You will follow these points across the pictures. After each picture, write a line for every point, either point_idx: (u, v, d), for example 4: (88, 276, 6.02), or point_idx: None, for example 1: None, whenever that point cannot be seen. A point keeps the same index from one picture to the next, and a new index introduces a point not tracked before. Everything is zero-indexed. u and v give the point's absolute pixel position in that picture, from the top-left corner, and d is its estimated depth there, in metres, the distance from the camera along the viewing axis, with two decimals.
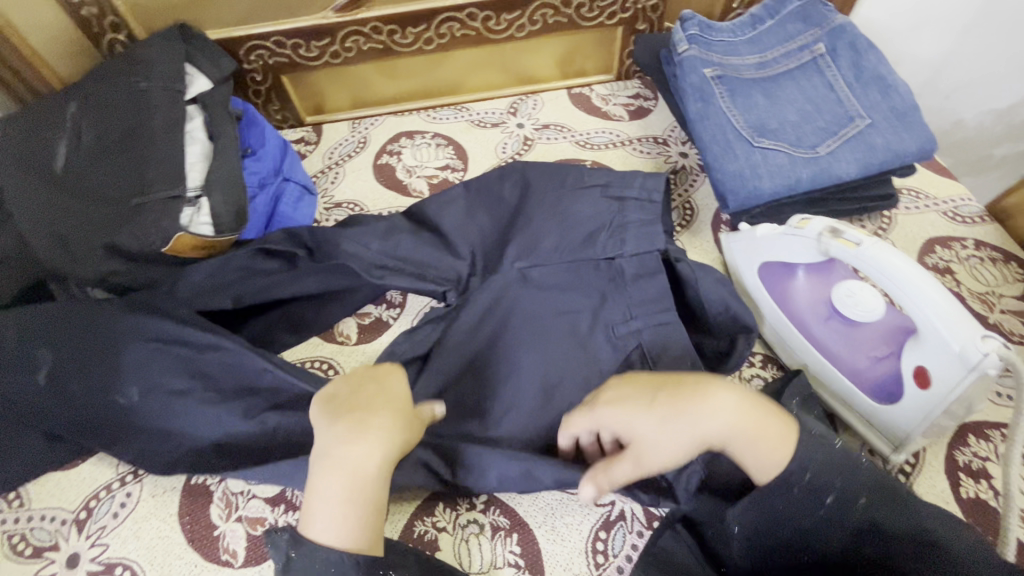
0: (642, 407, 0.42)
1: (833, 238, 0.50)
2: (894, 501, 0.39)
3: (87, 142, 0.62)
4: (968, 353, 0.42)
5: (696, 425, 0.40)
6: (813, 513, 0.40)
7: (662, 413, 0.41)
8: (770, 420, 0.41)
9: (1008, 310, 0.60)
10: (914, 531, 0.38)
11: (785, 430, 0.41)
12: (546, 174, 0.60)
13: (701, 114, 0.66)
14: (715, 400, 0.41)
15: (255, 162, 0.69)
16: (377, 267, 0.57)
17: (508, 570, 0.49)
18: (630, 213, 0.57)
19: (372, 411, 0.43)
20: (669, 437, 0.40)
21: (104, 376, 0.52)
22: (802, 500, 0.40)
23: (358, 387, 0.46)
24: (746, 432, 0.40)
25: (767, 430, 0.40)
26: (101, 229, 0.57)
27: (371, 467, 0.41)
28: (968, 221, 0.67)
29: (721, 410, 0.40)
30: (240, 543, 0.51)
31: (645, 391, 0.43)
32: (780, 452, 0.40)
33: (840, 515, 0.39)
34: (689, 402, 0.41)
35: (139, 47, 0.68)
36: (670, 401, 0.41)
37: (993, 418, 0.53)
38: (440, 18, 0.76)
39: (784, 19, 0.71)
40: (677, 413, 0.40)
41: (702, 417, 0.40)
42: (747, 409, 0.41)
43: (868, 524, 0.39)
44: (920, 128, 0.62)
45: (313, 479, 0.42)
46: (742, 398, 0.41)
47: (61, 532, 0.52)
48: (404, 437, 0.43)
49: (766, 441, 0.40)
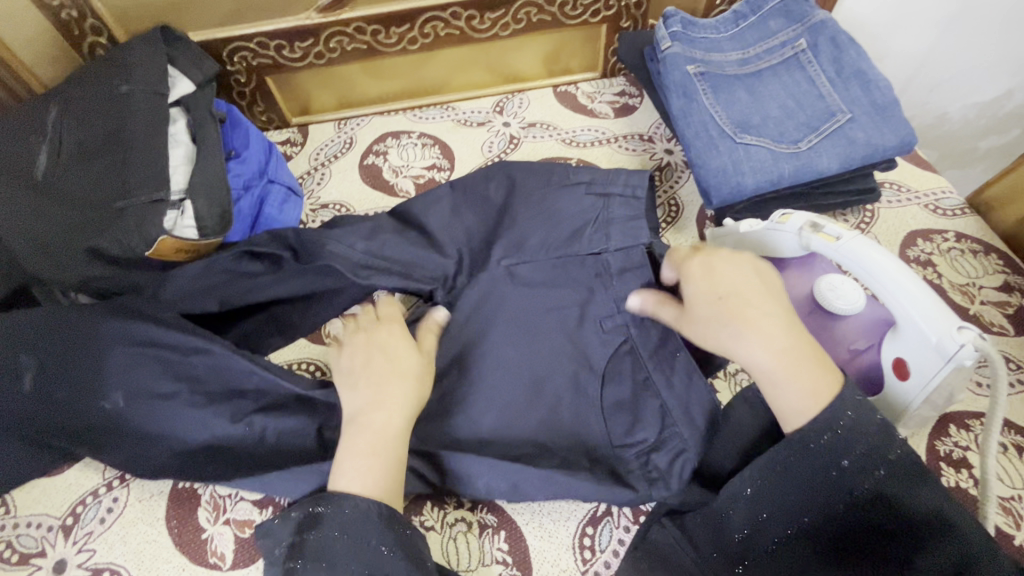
0: (715, 297, 0.46)
1: (814, 232, 0.51)
2: (909, 473, 0.39)
3: (69, 146, 0.62)
4: (945, 345, 0.42)
5: (739, 337, 0.44)
6: (829, 484, 0.40)
7: (722, 311, 0.45)
8: (805, 369, 0.43)
9: (988, 301, 0.61)
10: (924, 504, 0.38)
11: (819, 389, 0.42)
12: (533, 172, 0.61)
13: (685, 111, 0.66)
14: (770, 328, 0.44)
15: (239, 164, 0.69)
16: (362, 267, 0.57)
17: (496, 567, 0.49)
18: (615, 208, 0.57)
19: (387, 381, 0.49)
20: (714, 322, 0.46)
21: (88, 381, 0.52)
22: (821, 470, 0.41)
23: (370, 360, 0.51)
24: (776, 368, 0.43)
25: (796, 377, 0.42)
26: (82, 233, 0.57)
27: (395, 426, 0.47)
28: (949, 214, 0.68)
29: (768, 340, 0.43)
30: (228, 546, 0.51)
31: (731, 282, 0.47)
32: (802, 399, 0.42)
33: (854, 489, 0.40)
34: (752, 313, 0.44)
35: (120, 50, 0.68)
36: (735, 304, 0.45)
37: (973, 408, 0.54)
38: (424, 18, 0.76)
39: (766, 15, 0.71)
40: (733, 315, 0.45)
41: (747, 335, 0.44)
42: (796, 353, 0.43)
43: (875, 495, 0.39)
44: (900, 122, 0.63)
45: (346, 439, 0.46)
46: (796, 343, 0.43)
47: (47, 539, 0.52)
48: (415, 403, 0.49)
49: (788, 387, 0.43)
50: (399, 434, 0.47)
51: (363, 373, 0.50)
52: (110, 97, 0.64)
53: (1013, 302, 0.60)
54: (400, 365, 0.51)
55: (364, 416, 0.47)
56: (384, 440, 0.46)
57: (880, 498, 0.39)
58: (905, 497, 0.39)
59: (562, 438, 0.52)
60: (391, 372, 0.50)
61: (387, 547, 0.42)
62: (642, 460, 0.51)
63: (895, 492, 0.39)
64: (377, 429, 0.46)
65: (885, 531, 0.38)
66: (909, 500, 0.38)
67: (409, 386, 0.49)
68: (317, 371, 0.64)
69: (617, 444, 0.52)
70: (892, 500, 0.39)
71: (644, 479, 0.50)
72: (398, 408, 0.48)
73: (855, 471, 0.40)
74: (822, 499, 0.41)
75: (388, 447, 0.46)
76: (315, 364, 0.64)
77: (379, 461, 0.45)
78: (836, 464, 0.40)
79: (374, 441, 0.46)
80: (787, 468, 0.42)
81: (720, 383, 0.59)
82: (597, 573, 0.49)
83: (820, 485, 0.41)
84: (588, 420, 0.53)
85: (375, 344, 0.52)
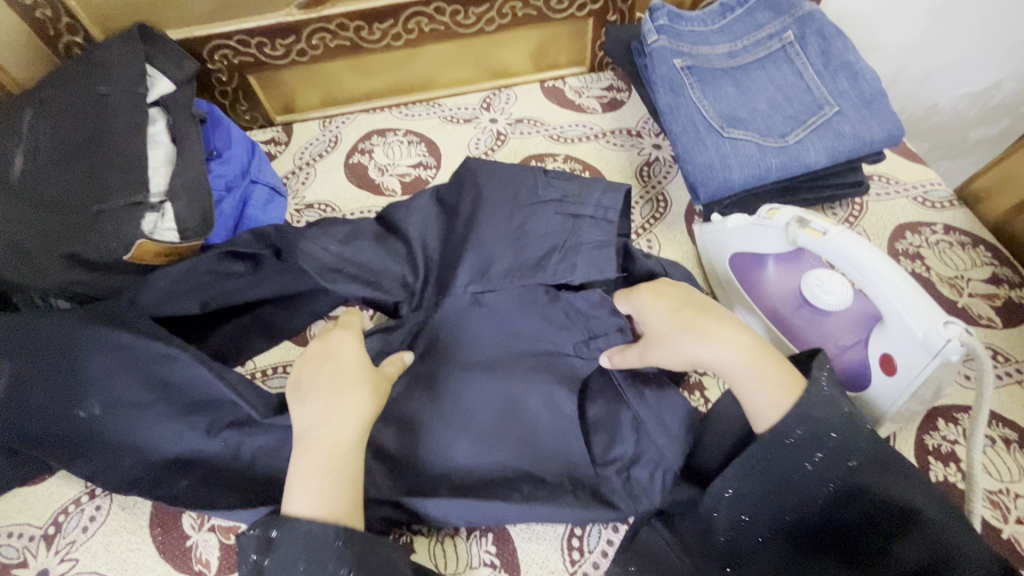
0: (666, 312, 0.49)
1: (800, 228, 0.51)
2: (882, 467, 0.41)
3: (44, 148, 0.61)
4: (931, 340, 0.42)
5: (699, 343, 0.47)
6: (807, 480, 0.42)
7: (679, 321, 0.48)
8: (771, 366, 0.45)
9: (977, 294, 0.60)
10: (898, 496, 0.40)
11: (788, 379, 0.44)
12: (508, 177, 0.59)
13: (672, 106, 0.65)
14: (724, 333, 0.47)
15: (221, 165, 0.67)
16: (333, 272, 0.57)
17: (484, 570, 0.49)
18: (584, 231, 0.56)
19: (340, 391, 0.47)
20: (673, 337, 0.48)
21: (65, 391, 0.52)
22: (797, 468, 0.42)
23: (318, 368, 0.49)
24: (743, 366, 0.45)
25: (765, 372, 0.44)
26: (60, 237, 0.56)
27: (347, 437, 0.45)
28: (938, 206, 0.68)
29: (727, 341, 0.46)
30: (213, 553, 0.50)
31: (675, 301, 0.50)
32: (776, 392, 0.43)
33: (830, 483, 0.41)
34: (706, 322, 0.47)
35: (97, 49, 0.66)
36: (691, 315, 0.48)
37: (960, 401, 0.54)
38: (407, 13, 0.75)
39: (753, 7, 0.71)
40: (690, 325, 0.47)
41: (705, 341, 0.46)
42: (755, 351, 0.46)
43: (853, 486, 0.41)
44: (887, 115, 0.62)
45: (294, 460, 0.45)
46: (755, 342, 0.46)
47: (29, 549, 0.51)
48: (369, 415, 0.47)
49: (760, 383, 0.44)
50: (353, 448, 0.45)
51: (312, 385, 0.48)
52: (87, 98, 0.63)
53: (1000, 294, 0.60)
54: (351, 374, 0.48)
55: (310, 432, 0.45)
56: (337, 456, 0.44)
57: (857, 492, 0.41)
58: (880, 489, 0.40)
59: (548, 439, 0.52)
60: (343, 383, 0.47)
61: (346, 572, 0.41)
62: (623, 476, 0.51)
63: (870, 485, 0.41)
64: (333, 444, 0.45)
65: (862, 521, 0.41)
66: (884, 493, 0.40)
67: (360, 396, 0.47)
68: None
69: (598, 463, 0.52)
70: (867, 492, 0.41)
71: (629, 498, 0.50)
72: (349, 422, 0.46)
73: (828, 464, 0.41)
74: (801, 494, 0.42)
75: (342, 462, 0.44)
76: None
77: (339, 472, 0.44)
78: (808, 459, 0.42)
79: (322, 461, 0.44)
80: (767, 469, 0.43)
81: (708, 380, 0.59)
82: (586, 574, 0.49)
83: (798, 482, 0.42)
84: (572, 422, 0.53)
85: (324, 355, 0.50)
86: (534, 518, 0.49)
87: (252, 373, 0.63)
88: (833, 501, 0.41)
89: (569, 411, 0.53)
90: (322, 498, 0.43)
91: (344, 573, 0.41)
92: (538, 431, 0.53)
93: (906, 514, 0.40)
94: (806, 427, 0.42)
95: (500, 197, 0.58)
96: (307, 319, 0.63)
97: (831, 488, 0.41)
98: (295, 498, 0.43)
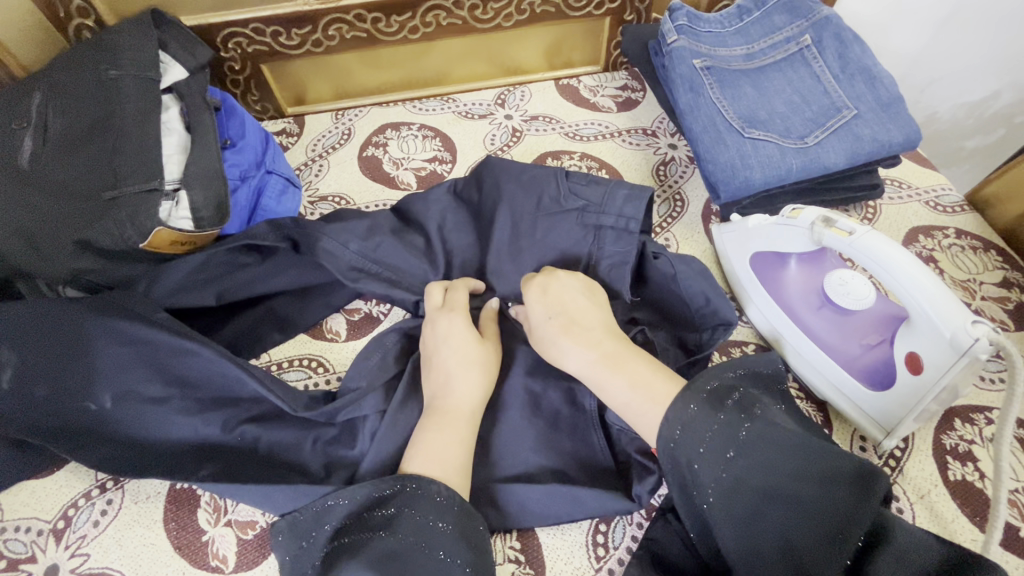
0: (542, 315, 0.52)
1: (826, 227, 0.51)
2: (770, 447, 0.39)
3: (53, 132, 0.59)
4: (960, 338, 0.43)
5: (567, 349, 0.50)
6: (704, 480, 0.39)
7: (554, 326, 0.51)
8: (626, 368, 0.47)
9: (988, 297, 0.61)
10: (788, 477, 0.37)
11: (650, 383, 0.45)
12: (531, 179, 0.60)
13: (691, 105, 0.66)
14: (589, 342, 0.49)
15: (235, 154, 0.67)
16: (353, 269, 0.59)
17: (508, 566, 0.48)
18: (609, 236, 0.58)
19: (457, 372, 0.50)
20: (546, 339, 0.51)
21: (77, 380, 0.50)
22: (694, 471, 0.40)
23: (429, 353, 0.53)
24: (598, 368, 0.48)
25: (617, 375, 0.47)
26: (68, 223, 0.54)
27: (466, 404, 0.49)
28: (950, 211, 0.69)
29: (588, 350, 0.49)
30: (231, 548, 0.49)
31: (557, 304, 0.52)
32: (625, 393, 0.46)
33: (722, 476, 0.39)
34: (576, 330, 0.50)
35: (108, 33, 0.64)
36: (568, 321, 0.51)
37: (978, 402, 0.54)
38: (425, 7, 0.74)
39: (771, 10, 0.71)
40: (561, 331, 0.50)
41: (574, 348, 0.49)
42: (616, 356, 0.48)
43: (748, 473, 0.38)
44: (905, 119, 0.63)
45: (422, 426, 0.48)
46: (617, 350, 0.49)
47: (38, 543, 0.49)
48: (481, 393, 0.50)
49: (614, 385, 0.46)
50: (464, 423, 0.48)
51: (434, 361, 0.52)
52: (97, 82, 0.61)
53: (1012, 298, 0.61)
54: (467, 353, 0.51)
55: (438, 399, 0.49)
56: (449, 420, 0.48)
57: (745, 480, 0.38)
58: (760, 476, 0.38)
59: (570, 435, 0.52)
60: (459, 362, 0.51)
61: (444, 524, 0.41)
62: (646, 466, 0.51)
63: (754, 474, 0.38)
64: (449, 411, 0.48)
65: (759, 511, 0.37)
66: (761, 477, 0.38)
67: (475, 373, 0.50)
68: (319, 368, 0.60)
69: (621, 456, 0.52)
70: (750, 475, 0.38)
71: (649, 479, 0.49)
72: (465, 396, 0.49)
73: (713, 459, 0.39)
74: (709, 502, 0.39)
75: (458, 428, 0.47)
76: (317, 360, 0.60)
77: (453, 436, 0.47)
78: (697, 455, 0.40)
79: (450, 427, 0.47)
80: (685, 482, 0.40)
81: None
82: (611, 570, 0.48)
83: (703, 501, 0.40)
84: (594, 421, 0.53)
85: (437, 337, 0.53)
86: (560, 512, 0.48)
87: (267, 365, 0.60)
88: (731, 498, 0.38)
89: (590, 406, 0.53)
90: (437, 458, 0.45)
91: (441, 524, 0.41)
92: (560, 425, 0.53)
93: (787, 490, 0.37)
94: (683, 425, 0.41)
95: (520, 197, 0.60)
96: (323, 312, 0.62)
97: (726, 489, 0.39)
98: (413, 459, 0.45)
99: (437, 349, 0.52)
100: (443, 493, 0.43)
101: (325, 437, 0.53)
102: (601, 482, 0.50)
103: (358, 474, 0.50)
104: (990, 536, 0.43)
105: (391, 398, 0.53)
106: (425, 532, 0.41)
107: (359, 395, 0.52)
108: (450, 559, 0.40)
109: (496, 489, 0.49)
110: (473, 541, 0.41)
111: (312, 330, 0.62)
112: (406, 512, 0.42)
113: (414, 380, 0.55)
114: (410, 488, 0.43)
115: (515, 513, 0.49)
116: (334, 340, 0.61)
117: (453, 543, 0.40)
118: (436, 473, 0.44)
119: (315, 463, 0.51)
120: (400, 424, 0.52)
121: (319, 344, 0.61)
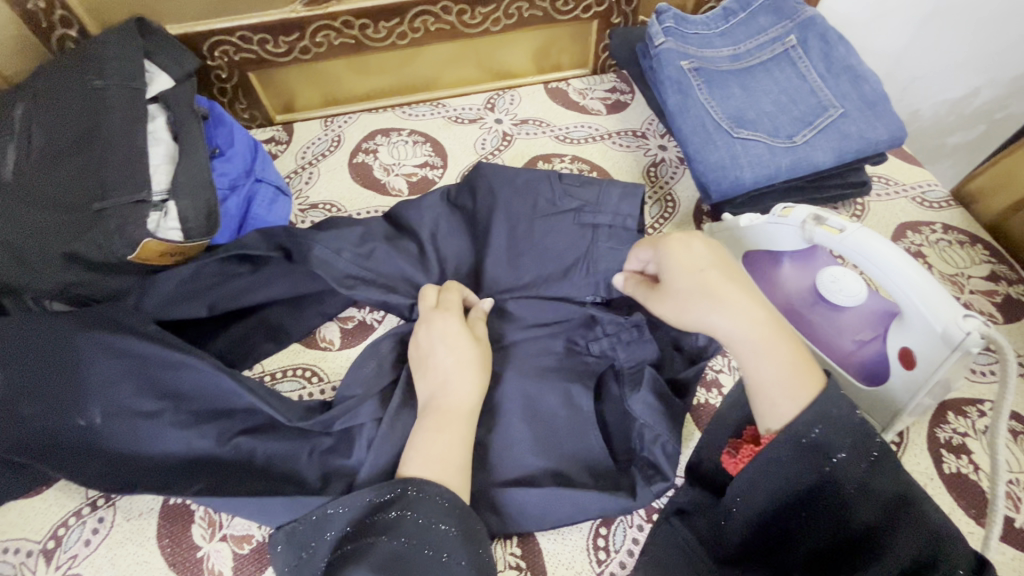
0: (685, 272, 0.46)
1: (817, 225, 0.51)
2: (888, 463, 0.38)
3: (38, 145, 0.58)
4: (951, 333, 0.43)
5: (717, 310, 0.43)
6: (826, 477, 0.39)
7: (700, 282, 0.45)
8: (783, 343, 0.42)
9: (977, 290, 0.62)
10: (907, 494, 0.37)
11: (810, 369, 0.41)
12: (525, 183, 0.60)
13: (681, 106, 0.66)
14: (742, 305, 0.43)
15: (224, 163, 0.66)
16: (346, 276, 0.58)
17: (509, 572, 0.48)
18: (604, 239, 0.57)
19: (456, 376, 0.50)
20: (689, 299, 0.45)
21: (66, 397, 0.49)
22: (820, 467, 0.39)
23: (423, 357, 0.52)
24: (752, 337, 0.42)
25: (775, 349, 0.42)
26: (55, 235, 0.53)
27: (463, 405, 0.49)
28: (936, 206, 0.70)
29: (747, 312, 0.43)
30: (226, 563, 0.48)
31: (701, 261, 0.46)
32: (780, 370, 0.41)
33: (847, 481, 0.38)
34: (726, 287, 0.44)
35: (92, 43, 0.63)
36: (714, 278, 0.45)
37: (970, 394, 0.55)
38: (413, 12, 0.74)
39: (756, 11, 0.72)
40: (708, 290, 0.44)
41: (725, 309, 0.43)
42: (772, 328, 0.43)
43: (871, 485, 0.38)
44: (890, 116, 0.64)
45: (419, 432, 0.47)
46: (772, 319, 0.43)
47: (27, 565, 0.48)
48: (479, 396, 0.50)
49: (766, 357, 0.42)
50: (465, 429, 0.47)
51: (430, 364, 0.51)
52: (81, 91, 0.60)
53: (1000, 290, 0.62)
54: (465, 356, 0.51)
55: (440, 401, 0.49)
56: (447, 425, 0.47)
57: (869, 490, 0.38)
58: (887, 488, 0.38)
59: (568, 439, 0.52)
60: (458, 366, 0.51)
61: (445, 526, 0.41)
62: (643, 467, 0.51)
63: (881, 485, 0.38)
64: (448, 414, 0.48)
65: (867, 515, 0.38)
66: (886, 488, 0.38)
67: (474, 376, 0.50)
68: (313, 377, 0.59)
69: (620, 458, 0.52)
70: (873, 487, 0.38)
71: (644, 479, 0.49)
72: (465, 399, 0.49)
73: (847, 465, 0.38)
74: (822, 494, 0.39)
75: (457, 432, 0.47)
76: (311, 369, 0.60)
77: (450, 440, 0.46)
78: (829, 459, 0.39)
79: (450, 431, 0.47)
80: (797, 474, 0.39)
81: (724, 377, 0.59)
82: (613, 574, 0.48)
83: (812, 498, 0.39)
84: (590, 426, 0.53)
85: (434, 339, 0.52)
86: (562, 515, 0.48)
87: (260, 376, 0.59)
88: (848, 500, 0.38)
89: (587, 407, 0.53)
90: (437, 462, 0.44)
91: (444, 527, 0.41)
92: (558, 428, 0.52)
93: (898, 504, 0.37)
94: (823, 425, 0.39)
95: (513, 200, 0.60)
96: (316, 321, 0.62)
97: (848, 488, 0.38)
98: (413, 463, 0.45)
99: (433, 351, 0.52)
100: (447, 495, 0.42)
101: (321, 447, 0.52)
102: (600, 484, 0.50)
103: (356, 483, 0.49)
104: (988, 530, 0.43)
105: (388, 405, 0.53)
106: (427, 535, 0.40)
107: (356, 402, 0.52)
108: (455, 561, 0.40)
109: (495, 494, 0.49)
110: (476, 545, 0.41)
111: (305, 339, 0.61)
112: (409, 515, 0.41)
113: (410, 386, 0.54)
114: (412, 491, 0.42)
115: (517, 519, 0.48)
116: (328, 349, 0.61)
117: (457, 545, 0.40)
118: (435, 477, 0.44)
119: (312, 472, 0.51)
120: (397, 432, 0.51)
121: (313, 353, 0.61)
